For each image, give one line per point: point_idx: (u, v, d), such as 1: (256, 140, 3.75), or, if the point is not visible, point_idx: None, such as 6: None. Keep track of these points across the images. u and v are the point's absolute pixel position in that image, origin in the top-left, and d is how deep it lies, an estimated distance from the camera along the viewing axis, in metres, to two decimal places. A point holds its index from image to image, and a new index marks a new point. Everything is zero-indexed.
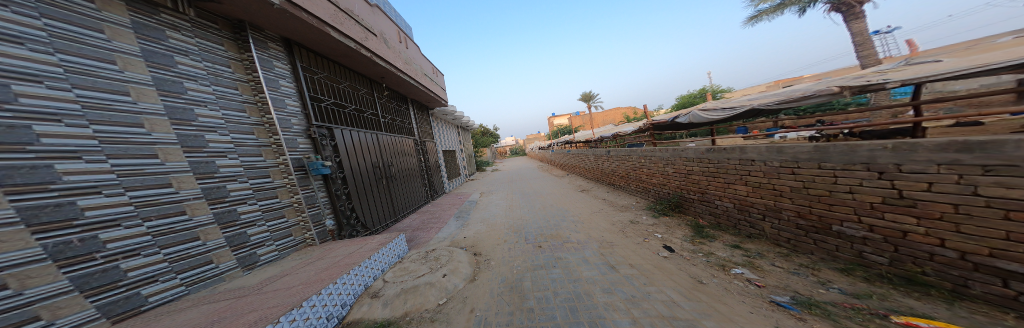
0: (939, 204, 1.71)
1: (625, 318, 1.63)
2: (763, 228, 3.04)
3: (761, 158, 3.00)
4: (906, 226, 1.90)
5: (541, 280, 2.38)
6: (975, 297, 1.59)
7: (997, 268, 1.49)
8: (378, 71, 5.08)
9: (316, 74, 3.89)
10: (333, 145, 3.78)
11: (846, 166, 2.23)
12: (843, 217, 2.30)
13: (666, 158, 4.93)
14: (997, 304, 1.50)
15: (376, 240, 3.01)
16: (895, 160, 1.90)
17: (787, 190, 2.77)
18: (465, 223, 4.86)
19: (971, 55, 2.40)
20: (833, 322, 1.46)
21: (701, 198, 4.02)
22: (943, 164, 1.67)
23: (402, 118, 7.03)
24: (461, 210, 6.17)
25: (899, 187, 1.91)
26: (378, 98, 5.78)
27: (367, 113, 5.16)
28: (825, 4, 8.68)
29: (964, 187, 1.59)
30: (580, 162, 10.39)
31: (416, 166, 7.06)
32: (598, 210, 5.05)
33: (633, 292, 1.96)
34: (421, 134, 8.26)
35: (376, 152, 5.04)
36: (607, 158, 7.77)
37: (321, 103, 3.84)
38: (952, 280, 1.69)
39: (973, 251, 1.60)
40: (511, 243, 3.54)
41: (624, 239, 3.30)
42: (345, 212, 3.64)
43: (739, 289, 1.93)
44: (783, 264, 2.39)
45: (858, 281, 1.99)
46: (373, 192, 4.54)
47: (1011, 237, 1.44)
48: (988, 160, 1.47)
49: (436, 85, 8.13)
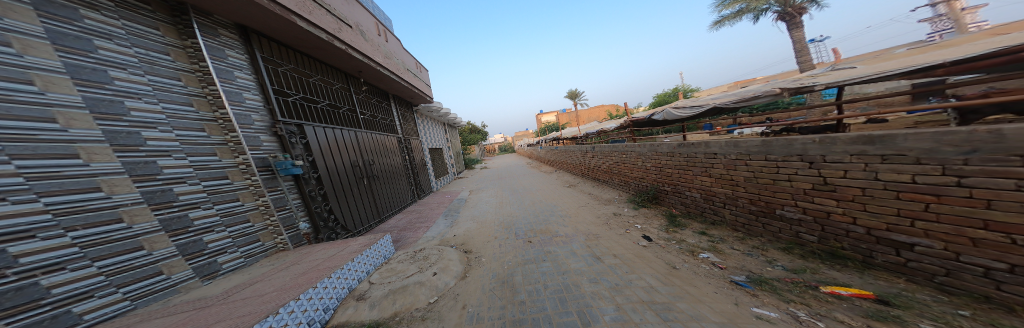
0: (851, 188, 2.05)
1: (610, 305, 1.74)
2: (723, 215, 3.39)
3: (721, 152, 3.33)
4: (829, 208, 2.26)
5: (532, 274, 2.44)
6: (878, 265, 1.95)
7: (893, 240, 1.84)
8: (354, 64, 4.70)
9: (283, 67, 3.52)
10: (304, 142, 3.48)
11: (786, 158, 2.56)
12: (783, 202, 2.65)
13: (643, 153, 5.24)
14: (895, 271, 1.85)
15: (359, 241, 2.85)
16: (821, 151, 2.23)
17: (740, 180, 3.11)
18: (454, 222, 4.79)
19: (878, 63, 2.89)
20: (778, 295, 1.70)
21: (673, 190, 4.35)
22: (854, 154, 1.99)
23: (384, 115, 6.66)
24: (447, 208, 6.03)
25: (824, 174, 2.24)
26: (356, 93, 5.39)
27: (342, 109, 4.77)
28: (774, 13, 9.69)
29: (869, 173, 1.92)
30: (567, 158, 10.66)
31: (400, 163, 6.74)
32: (584, 204, 5.28)
33: (617, 280, 2.11)
34: (405, 131, 7.91)
35: (356, 150, 4.73)
36: (592, 154, 8.06)
37: (289, 97, 3.49)
38: (863, 252, 2.05)
39: (875, 226, 1.95)
40: (502, 239, 3.58)
41: (608, 231, 3.50)
42: (323, 214, 3.40)
43: (705, 272, 2.16)
44: (739, 246, 2.71)
45: (796, 258, 2.33)
46: (354, 193, 4.28)
47: (901, 213, 1.79)
48: (886, 151, 1.79)
49: (420, 82, 7.75)
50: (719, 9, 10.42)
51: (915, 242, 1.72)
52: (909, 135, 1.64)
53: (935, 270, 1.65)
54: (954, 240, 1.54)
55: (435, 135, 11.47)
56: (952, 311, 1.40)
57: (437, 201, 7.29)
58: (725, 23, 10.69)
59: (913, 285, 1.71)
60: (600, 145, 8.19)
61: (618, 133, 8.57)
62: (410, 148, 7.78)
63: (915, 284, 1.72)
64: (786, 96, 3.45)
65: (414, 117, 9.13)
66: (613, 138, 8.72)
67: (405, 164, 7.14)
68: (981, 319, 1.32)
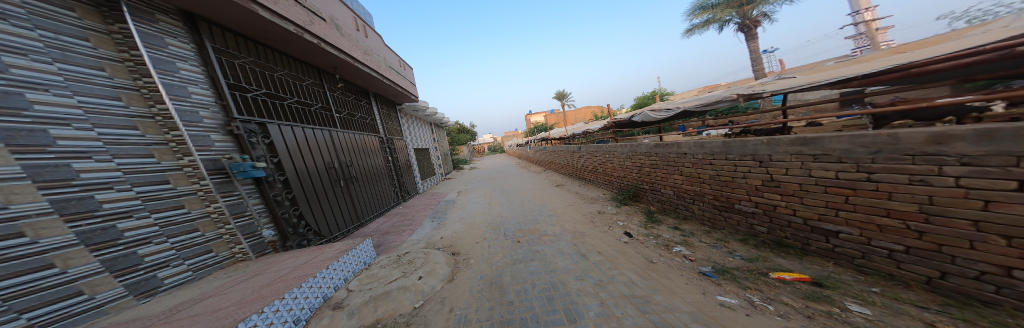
0: (791, 184, 2.36)
1: (594, 301, 1.82)
2: (693, 210, 3.68)
3: (690, 152, 3.61)
4: (774, 201, 2.57)
5: (520, 274, 2.47)
6: (813, 251, 2.27)
7: (824, 229, 2.15)
8: (328, 60, 4.34)
9: (243, 60, 3.15)
10: (268, 142, 3.15)
11: (741, 157, 2.85)
12: (739, 197, 2.95)
13: (625, 153, 5.50)
14: (825, 255, 2.17)
15: (335, 247, 2.68)
16: (768, 151, 2.52)
17: (705, 178, 3.40)
18: (441, 223, 4.67)
19: (813, 74, 3.32)
20: (738, 283, 1.90)
21: (651, 188, 4.62)
22: (793, 154, 2.30)
23: (365, 113, 6.26)
24: (433, 210, 5.84)
25: (771, 172, 2.54)
26: (330, 90, 4.99)
27: (315, 107, 4.39)
28: (736, 25, 10.58)
29: (805, 170, 2.23)
30: (555, 158, 10.81)
31: (382, 164, 6.39)
32: (571, 203, 5.41)
33: (601, 277, 2.21)
34: (388, 130, 7.51)
35: (331, 149, 4.39)
36: (578, 154, 8.27)
37: (249, 93, 3.12)
38: (801, 240, 2.37)
39: (809, 217, 2.27)
40: (490, 240, 3.56)
41: (593, 229, 3.63)
42: (291, 220, 3.13)
43: (678, 265, 2.34)
44: (707, 239, 2.97)
45: (751, 247, 2.62)
46: (329, 196, 3.98)
47: (828, 205, 2.10)
48: (816, 151, 2.11)
49: (404, 79, 7.38)
50: (690, 18, 11.15)
51: (840, 230, 2.04)
52: (833, 138, 1.96)
53: (854, 253, 1.97)
54: (867, 228, 1.87)
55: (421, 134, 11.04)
56: (868, 289, 1.68)
57: (421, 202, 7.02)
58: (696, 31, 11.48)
59: (840, 267, 2.02)
60: (586, 145, 8.42)
61: (603, 134, 8.89)
62: (395, 149, 7.43)
63: (841, 267, 2.03)
64: (742, 101, 3.83)
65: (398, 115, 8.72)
66: (598, 139, 9.01)
67: (388, 165, 6.80)
68: (887, 294, 1.62)
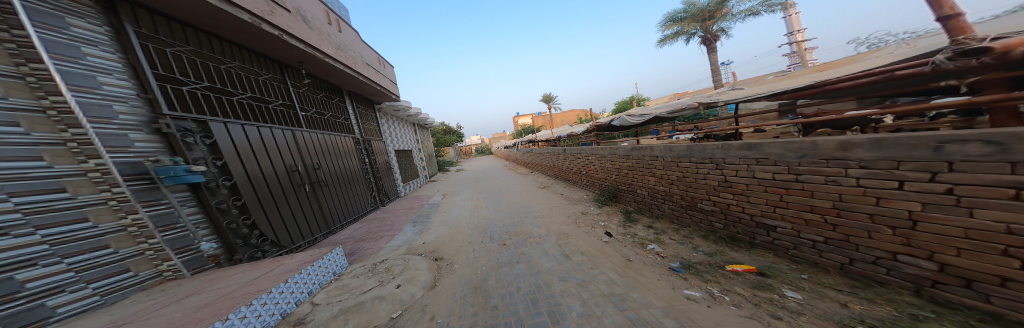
0: (739, 184, 2.71)
1: (576, 301, 1.88)
2: (663, 209, 3.98)
3: (661, 155, 3.90)
4: (727, 200, 2.90)
5: (505, 277, 2.46)
6: (757, 243, 2.61)
7: (767, 225, 2.49)
8: (293, 54, 4.01)
9: (181, 49, 2.76)
10: (210, 142, 2.79)
11: (701, 160, 3.16)
12: (701, 197, 3.26)
13: (605, 155, 5.76)
14: (767, 248, 2.52)
15: (296, 258, 2.52)
16: (723, 154, 2.84)
17: (673, 179, 3.70)
18: (424, 228, 4.48)
19: (757, 86, 3.80)
20: (702, 277, 2.09)
21: (629, 189, 4.88)
22: (741, 156, 2.64)
23: (336, 113, 5.83)
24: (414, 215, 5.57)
25: (726, 174, 2.86)
26: (293, 86, 4.57)
27: (274, 104, 3.98)
28: (700, 38, 11.60)
29: (750, 172, 2.58)
30: (541, 159, 10.93)
31: (357, 167, 6.00)
32: (556, 204, 5.52)
33: (583, 276, 2.29)
34: (366, 131, 7.07)
35: (295, 151, 4.02)
36: (563, 156, 8.46)
37: (185, 87, 2.73)
38: (748, 234, 2.71)
39: (755, 214, 2.61)
40: (476, 244, 3.49)
41: (577, 229, 3.74)
42: (239, 230, 2.80)
43: (652, 262, 2.52)
44: (675, 236, 3.24)
45: (711, 242, 2.92)
46: (290, 202, 3.64)
47: (770, 204, 2.44)
48: (759, 154, 2.45)
49: (384, 77, 6.98)
50: (662, 29, 12.01)
51: (777, 224, 2.40)
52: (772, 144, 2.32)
53: (789, 244, 2.32)
54: (796, 221, 2.24)
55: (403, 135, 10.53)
56: (799, 276, 1.98)
57: (402, 206, 6.65)
58: (668, 42, 12.38)
59: (779, 258, 2.35)
60: (571, 147, 8.64)
61: (586, 136, 9.20)
62: (374, 151, 7.03)
63: (780, 257, 2.36)
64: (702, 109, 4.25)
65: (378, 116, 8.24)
66: (582, 141, 9.30)
67: (365, 169, 6.39)
68: (813, 280, 1.91)
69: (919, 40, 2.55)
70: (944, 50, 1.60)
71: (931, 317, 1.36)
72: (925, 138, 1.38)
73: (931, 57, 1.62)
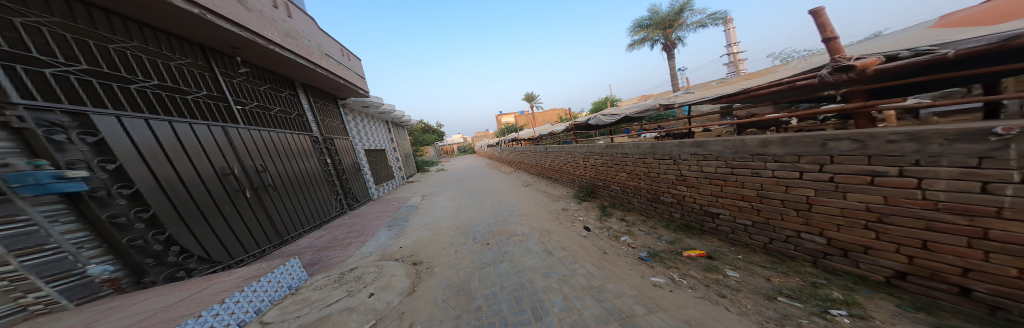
0: (691, 177, 3.08)
1: (558, 297, 1.95)
2: (632, 203, 4.31)
3: (630, 152, 4.21)
4: (681, 192, 3.27)
5: (489, 277, 2.44)
6: (703, 229, 3.02)
7: (712, 213, 2.88)
8: (224, 38, 3.38)
9: (41, 20, 2.00)
10: (98, 140, 2.15)
11: (662, 157, 3.50)
12: (661, 190, 3.62)
13: (582, 153, 6.00)
14: (709, 232, 2.94)
15: (236, 275, 2.24)
16: (679, 151, 3.20)
17: (640, 174, 4.03)
18: (400, 231, 4.22)
19: (704, 90, 4.33)
20: (666, 265, 2.32)
21: (604, 185, 5.17)
22: (692, 152, 3.01)
23: (283, 107, 5.05)
24: (387, 218, 5.19)
25: (681, 169, 3.21)
26: (222, 75, 3.80)
27: (194, 94, 3.28)
28: (664, 44, 12.59)
29: (699, 167, 2.95)
30: (524, 157, 10.97)
31: (314, 168, 5.33)
32: (538, 202, 5.60)
33: (565, 271, 2.38)
34: (325, 128, 6.31)
35: (227, 151, 3.41)
36: (544, 154, 8.61)
37: (53, 70, 2.00)
38: (696, 220, 3.11)
39: (702, 203, 3.00)
40: (458, 245, 3.39)
41: (558, 225, 3.85)
42: (148, 248, 2.29)
43: (624, 253, 2.71)
44: (643, 227, 3.54)
45: (670, 230, 3.28)
46: (222, 211, 3.07)
47: (713, 194, 2.83)
48: (707, 151, 2.81)
49: (345, 68, 6.34)
50: (631, 34, 12.79)
51: (719, 212, 2.79)
52: (718, 143, 2.68)
53: (727, 227, 2.74)
54: (733, 209, 2.63)
55: (376, 135, 9.77)
56: (736, 257, 2.34)
57: (373, 210, 6.13)
58: (636, 47, 13.28)
59: (722, 241, 2.75)
60: (552, 145, 8.81)
61: (566, 135, 9.45)
62: (335, 150, 6.31)
63: (722, 240, 2.76)
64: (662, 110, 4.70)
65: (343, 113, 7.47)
66: (563, 140, 9.54)
67: (324, 170, 5.72)
68: (746, 259, 2.28)
69: (811, 57, 3.14)
70: (827, 66, 2.03)
71: (824, 283, 1.75)
72: (816, 138, 1.88)
73: (820, 71, 2.05)
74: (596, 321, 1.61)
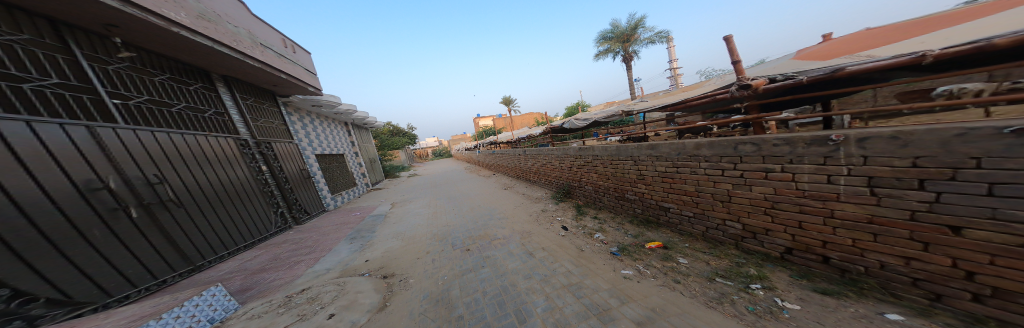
0: (648, 176, 3.44)
1: (541, 297, 1.97)
2: (602, 201, 4.61)
3: (599, 154, 4.51)
4: (640, 189, 3.62)
5: (470, 283, 2.36)
6: (658, 221, 3.39)
7: (665, 206, 3.26)
8: (112, 18, 2.71)
9: None
10: None
11: (624, 158, 3.85)
12: (625, 188, 3.95)
13: (558, 155, 6.23)
14: (661, 223, 3.34)
15: (135, 314, 1.87)
16: (638, 153, 3.56)
17: (608, 174, 4.35)
18: (366, 243, 3.87)
19: (656, 99, 4.93)
20: (633, 257, 2.52)
21: (578, 185, 5.43)
22: (648, 153, 3.38)
23: (192, 103, 4.08)
24: (348, 230, 4.70)
25: (640, 168, 3.57)
26: (81, 56, 2.82)
27: (54, 84, 2.48)
28: (627, 54, 13.82)
29: (654, 166, 3.32)
30: (503, 161, 10.91)
31: (243, 176, 4.46)
32: (518, 204, 5.61)
33: (546, 271, 2.41)
34: (257, 130, 5.34)
35: (112, 158, 2.64)
36: (523, 157, 8.69)
37: None
38: (652, 213, 3.49)
39: (657, 198, 3.37)
40: (435, 254, 3.22)
41: (539, 227, 3.89)
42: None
43: (598, 249, 2.87)
44: (612, 223, 3.80)
45: (634, 225, 3.58)
46: (87, 237, 2.24)
47: (665, 190, 3.21)
48: (661, 152, 3.18)
49: (290, 62, 5.69)
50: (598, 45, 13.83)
51: (671, 205, 3.17)
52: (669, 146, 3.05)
53: (674, 218, 3.15)
54: (681, 202, 3.02)
55: (332, 139, 8.74)
56: (684, 246, 2.72)
57: (332, 221, 5.50)
58: (602, 56, 14.36)
59: (672, 232, 3.14)
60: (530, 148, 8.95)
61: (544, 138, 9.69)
62: (270, 154, 5.34)
63: (672, 231, 3.15)
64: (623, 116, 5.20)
65: (283, 113, 6.49)
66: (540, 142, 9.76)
67: (257, 178, 4.78)
68: (690, 247, 2.67)
69: (717, 79, 3.76)
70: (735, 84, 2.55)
71: (743, 262, 2.23)
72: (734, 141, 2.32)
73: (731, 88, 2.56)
74: (576, 317, 1.67)
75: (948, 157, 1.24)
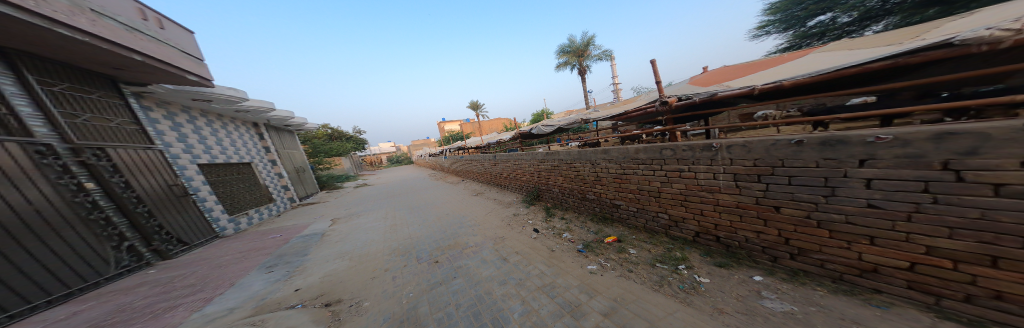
0: (602, 176, 3.81)
1: (518, 302, 1.96)
2: (567, 202, 4.88)
3: (562, 157, 4.80)
4: (598, 189, 3.97)
5: (440, 297, 2.20)
6: (612, 218, 3.76)
7: (616, 204, 3.65)
8: None
9: None
10: None
11: (583, 161, 4.18)
12: (585, 189, 4.27)
13: (527, 160, 6.38)
14: (614, 219, 3.72)
15: None
16: (593, 156, 3.92)
17: (570, 176, 4.64)
18: (305, 268, 3.27)
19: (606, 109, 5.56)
20: (596, 253, 2.72)
21: (545, 188, 5.64)
22: (601, 157, 3.76)
23: None
24: (281, 254, 3.92)
25: (596, 170, 3.92)
26: None
27: None
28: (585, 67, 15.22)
29: (607, 168, 3.70)
30: (472, 166, 10.64)
31: (34, 201, 2.68)
32: (490, 210, 5.51)
33: (521, 275, 2.41)
34: (69, 127, 3.34)
35: None
36: (492, 162, 8.63)
37: None
38: (607, 210, 3.85)
39: (610, 197, 3.75)
40: (397, 270, 2.91)
41: (512, 231, 3.88)
42: None
43: (567, 248, 3.00)
44: (576, 222, 4.05)
45: (594, 222, 3.88)
46: None
47: (616, 188, 3.60)
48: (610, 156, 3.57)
49: (166, 45, 3.92)
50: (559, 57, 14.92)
51: (621, 203, 3.56)
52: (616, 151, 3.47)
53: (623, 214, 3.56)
54: (629, 199, 3.42)
55: (240, 145, 6.96)
56: (633, 237, 3.09)
57: (257, 245, 4.49)
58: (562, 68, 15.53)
59: (623, 226, 3.53)
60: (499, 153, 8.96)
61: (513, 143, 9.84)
62: (105, 165, 3.50)
63: (623, 225, 3.54)
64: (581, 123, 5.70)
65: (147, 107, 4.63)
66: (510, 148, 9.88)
67: (71, 200, 3.01)
68: (634, 238, 3.08)
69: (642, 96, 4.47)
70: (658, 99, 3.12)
71: (672, 247, 2.70)
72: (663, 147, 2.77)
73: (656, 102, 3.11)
74: (552, 317, 1.71)
75: (804, 158, 1.78)
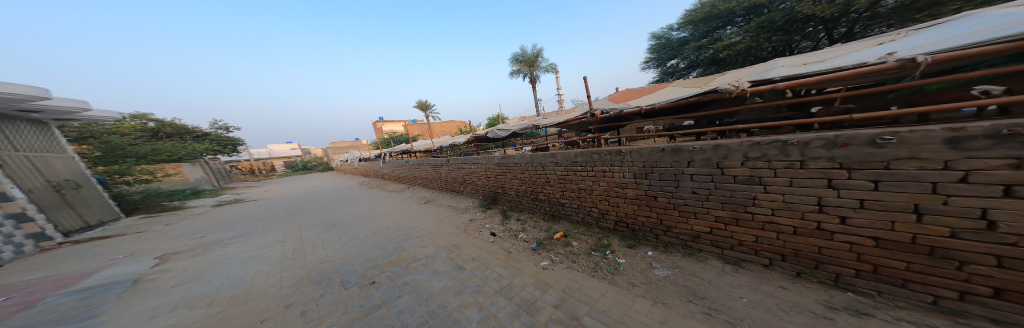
0: (549, 178, 4.15)
1: (474, 310, 1.92)
2: (520, 203, 5.09)
3: (515, 160, 4.98)
4: (546, 190, 4.31)
5: (382, 321, 1.96)
6: (558, 216, 4.14)
7: (562, 203, 4.03)
8: None
9: None
10: None
11: (534, 163, 4.46)
12: (535, 190, 4.57)
13: (483, 164, 6.33)
14: (560, 217, 4.09)
15: None
16: (543, 159, 4.21)
17: (523, 178, 4.87)
18: (166, 314, 2.36)
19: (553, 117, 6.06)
20: (546, 249, 2.93)
21: (500, 190, 5.74)
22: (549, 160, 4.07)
23: None
24: (97, 302, 2.62)
25: (545, 172, 4.24)
26: None
27: None
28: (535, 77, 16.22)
29: (553, 170, 4.05)
30: (421, 172, 9.78)
31: None
32: (443, 218, 5.19)
33: (478, 281, 2.37)
34: None
35: None
36: (445, 166, 8.15)
37: None
38: (553, 209, 4.22)
39: (556, 196, 4.12)
40: (321, 298, 2.44)
41: (467, 237, 3.77)
42: None
43: (521, 248, 3.12)
44: (529, 222, 4.25)
45: (544, 221, 4.18)
46: None
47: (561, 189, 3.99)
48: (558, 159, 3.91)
49: None
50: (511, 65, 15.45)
51: (565, 201, 3.96)
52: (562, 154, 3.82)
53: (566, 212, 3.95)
54: (570, 198, 3.84)
55: None
56: (575, 232, 3.47)
57: (50, 292, 2.88)
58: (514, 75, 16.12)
59: (566, 222, 3.91)
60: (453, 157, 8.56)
61: (468, 146, 9.59)
62: None
63: (567, 221, 3.93)
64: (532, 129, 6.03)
65: None
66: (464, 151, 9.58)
67: None
68: (576, 232, 3.45)
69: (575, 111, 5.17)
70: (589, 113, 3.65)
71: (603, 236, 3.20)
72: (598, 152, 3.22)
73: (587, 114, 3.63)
74: (509, 318, 1.75)
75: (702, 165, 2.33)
